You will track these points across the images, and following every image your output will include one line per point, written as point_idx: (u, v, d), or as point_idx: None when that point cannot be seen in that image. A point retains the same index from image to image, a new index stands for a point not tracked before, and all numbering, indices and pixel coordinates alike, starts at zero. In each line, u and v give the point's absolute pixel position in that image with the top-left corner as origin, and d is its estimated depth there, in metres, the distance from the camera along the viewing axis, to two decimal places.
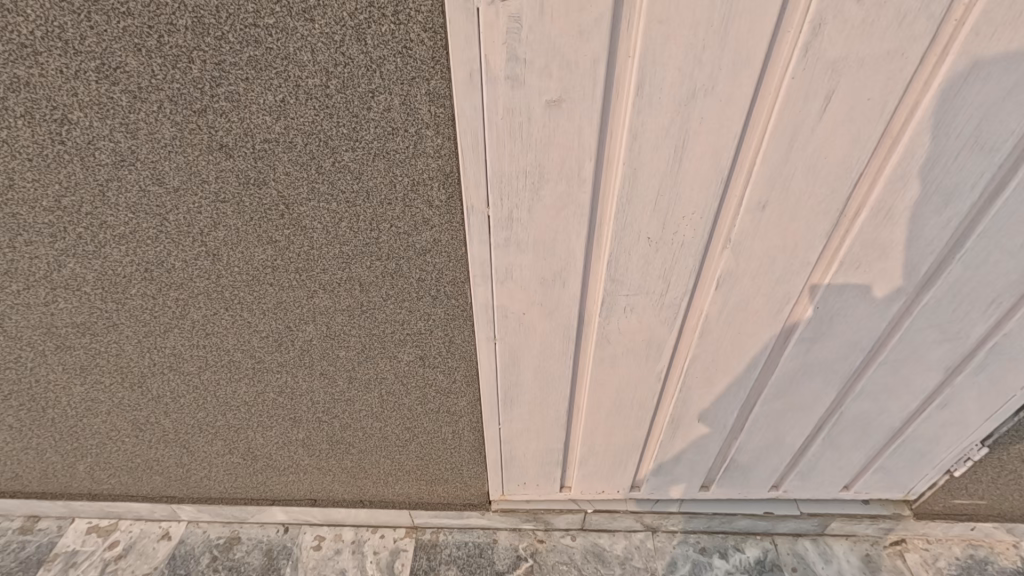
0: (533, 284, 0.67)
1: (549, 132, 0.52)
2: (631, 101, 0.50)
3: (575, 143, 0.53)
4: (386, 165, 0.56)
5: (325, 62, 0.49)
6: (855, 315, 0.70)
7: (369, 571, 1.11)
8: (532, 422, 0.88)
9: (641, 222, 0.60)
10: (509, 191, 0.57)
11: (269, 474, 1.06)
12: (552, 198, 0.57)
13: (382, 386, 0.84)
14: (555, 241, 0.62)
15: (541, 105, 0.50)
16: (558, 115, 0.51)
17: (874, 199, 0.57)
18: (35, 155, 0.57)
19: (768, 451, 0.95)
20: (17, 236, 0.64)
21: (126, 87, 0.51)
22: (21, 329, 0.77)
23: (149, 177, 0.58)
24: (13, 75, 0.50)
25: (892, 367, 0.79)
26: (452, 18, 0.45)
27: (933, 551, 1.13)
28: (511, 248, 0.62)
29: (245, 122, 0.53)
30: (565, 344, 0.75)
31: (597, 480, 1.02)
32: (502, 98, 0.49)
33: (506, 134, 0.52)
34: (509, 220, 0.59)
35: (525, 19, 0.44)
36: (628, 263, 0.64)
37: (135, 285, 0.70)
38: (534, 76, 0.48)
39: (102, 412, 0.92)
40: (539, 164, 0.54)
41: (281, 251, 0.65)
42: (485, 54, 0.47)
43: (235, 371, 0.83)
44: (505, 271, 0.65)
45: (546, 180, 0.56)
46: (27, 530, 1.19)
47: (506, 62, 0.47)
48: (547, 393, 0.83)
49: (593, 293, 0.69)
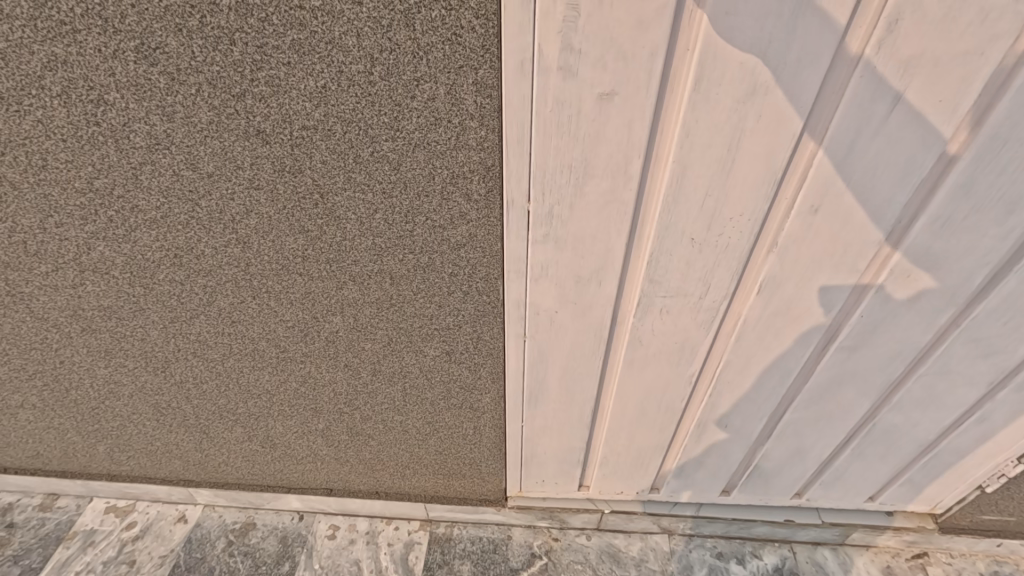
0: (568, 283, 0.65)
1: (598, 126, 0.50)
2: (688, 96, 0.48)
3: (624, 138, 0.51)
4: (426, 156, 0.55)
5: (370, 48, 0.47)
6: (899, 325, 0.68)
7: (383, 562, 1.11)
8: (555, 420, 0.87)
9: (686, 223, 0.58)
10: (551, 186, 0.55)
11: (287, 462, 1.06)
12: (594, 195, 0.56)
13: (406, 379, 0.83)
14: (595, 239, 0.60)
15: (592, 98, 0.48)
16: (609, 109, 0.49)
17: (932, 207, 0.55)
18: (70, 137, 0.56)
19: (794, 459, 0.93)
20: (49, 217, 0.64)
21: (164, 69, 0.50)
22: (48, 311, 0.77)
23: (183, 161, 0.57)
24: (51, 54, 0.49)
25: (932, 380, 0.76)
26: (506, 5, 0.43)
27: (956, 566, 1.10)
28: (549, 245, 0.61)
29: (284, 108, 0.52)
30: (596, 344, 0.73)
31: (616, 481, 1.01)
32: (552, 89, 0.47)
33: (553, 128, 0.50)
34: (549, 216, 0.58)
35: (583, 7, 0.42)
36: (669, 264, 0.62)
37: (164, 271, 0.69)
38: (588, 67, 0.46)
39: (125, 395, 0.92)
40: (585, 160, 0.53)
41: (312, 241, 0.64)
42: (539, 43, 0.45)
43: (258, 359, 0.82)
44: (541, 266, 0.63)
45: (590, 177, 0.54)
46: (46, 508, 1.20)
47: (560, 52, 0.45)
48: (574, 393, 0.81)
49: (629, 294, 0.67)
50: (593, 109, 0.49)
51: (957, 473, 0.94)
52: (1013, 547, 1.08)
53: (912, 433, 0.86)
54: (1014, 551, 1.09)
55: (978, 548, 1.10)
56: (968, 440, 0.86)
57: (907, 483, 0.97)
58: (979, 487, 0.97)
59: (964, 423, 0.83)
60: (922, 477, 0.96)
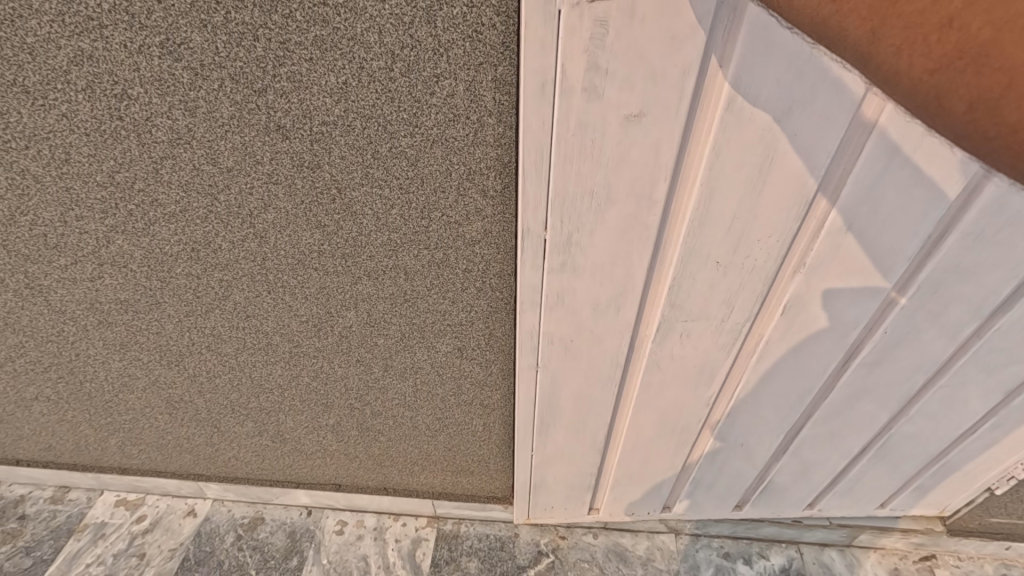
0: (586, 308, 0.66)
1: (623, 149, 0.51)
2: (718, 115, 0.48)
3: (650, 161, 0.51)
4: (443, 152, 0.55)
5: (391, 44, 0.48)
6: (922, 338, 0.68)
7: (390, 558, 1.12)
8: (567, 444, 0.88)
9: (710, 246, 0.58)
10: (572, 212, 0.56)
11: (297, 457, 1.07)
12: (617, 219, 0.56)
13: (417, 375, 0.84)
14: (618, 260, 0.60)
15: (618, 120, 0.49)
16: (635, 130, 0.49)
17: (965, 224, 0.53)
18: (93, 130, 0.57)
19: (810, 471, 0.93)
20: (69, 210, 0.65)
21: (188, 65, 0.50)
22: (65, 303, 0.78)
23: (204, 156, 0.58)
24: (77, 48, 0.50)
25: (949, 389, 0.76)
26: (532, 24, 0.43)
27: (963, 569, 1.10)
28: (567, 271, 0.62)
29: (305, 103, 0.52)
30: (613, 365, 0.74)
31: (626, 503, 1.01)
32: (577, 111, 0.48)
33: (577, 150, 0.51)
34: (569, 236, 0.58)
35: (612, 25, 0.43)
36: (691, 287, 0.63)
37: (181, 265, 0.70)
38: (615, 87, 0.46)
39: (138, 389, 0.93)
40: (609, 183, 0.53)
41: (329, 236, 0.65)
42: (564, 63, 0.45)
43: (271, 354, 0.83)
44: (561, 290, 0.64)
45: (613, 200, 0.55)
46: (57, 500, 1.21)
47: (587, 72, 0.45)
48: (589, 413, 0.82)
49: (649, 314, 0.68)
50: (619, 131, 0.49)
51: (968, 477, 0.94)
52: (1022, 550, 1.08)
53: (926, 440, 0.86)
54: None
55: (986, 551, 1.10)
56: (982, 446, 0.86)
57: (921, 489, 0.97)
58: (988, 490, 0.96)
59: (978, 430, 0.83)
60: (933, 484, 0.96)
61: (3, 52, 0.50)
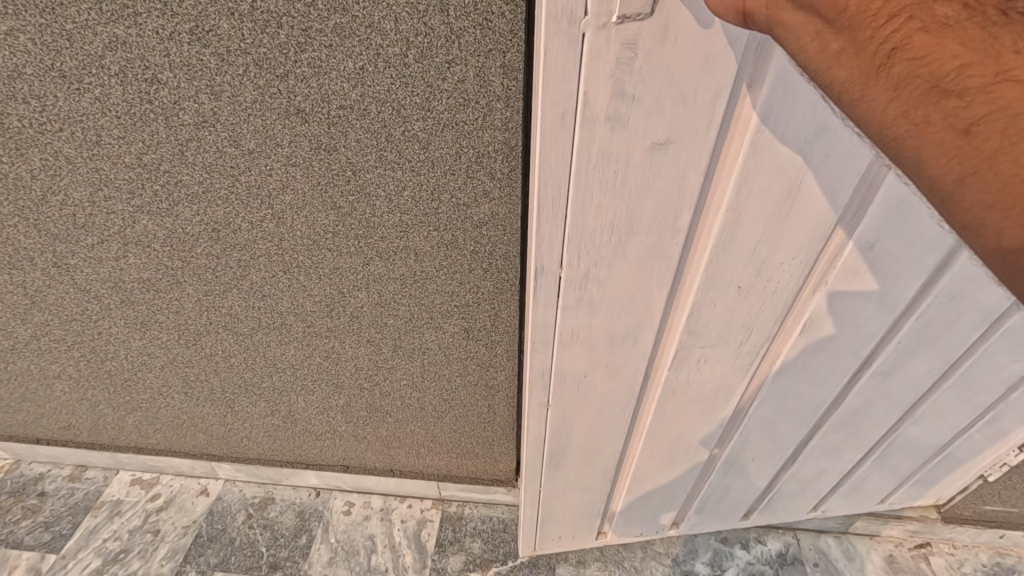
0: (602, 340, 0.67)
1: (647, 178, 0.50)
2: (747, 140, 0.48)
3: (675, 190, 0.51)
4: (454, 136, 0.58)
5: (407, 32, 0.51)
6: (931, 343, 0.70)
7: (396, 538, 1.15)
8: (578, 470, 0.89)
9: (732, 270, 0.59)
10: (592, 245, 0.56)
11: (306, 438, 1.10)
12: (639, 249, 0.57)
13: (425, 356, 0.87)
14: (639, 286, 0.61)
15: (644, 148, 0.48)
16: (661, 157, 0.49)
17: None
18: (124, 114, 0.60)
19: (818, 477, 0.96)
20: (98, 190, 0.68)
21: (216, 50, 0.54)
22: (91, 282, 0.81)
23: (227, 138, 0.61)
24: (113, 35, 0.53)
25: (952, 387, 0.79)
26: (551, 49, 0.41)
27: (958, 557, 1.12)
28: (583, 305, 0.63)
29: (323, 88, 0.56)
30: (630, 387, 0.75)
31: (635, 523, 1.03)
32: (600, 139, 0.47)
33: (599, 181, 0.50)
34: (587, 265, 0.58)
35: (641, 48, 0.41)
36: (710, 312, 0.64)
37: (202, 245, 0.73)
38: (641, 114, 0.45)
39: (156, 367, 0.97)
40: (631, 213, 0.53)
41: (343, 217, 0.68)
42: (586, 89, 0.44)
43: (285, 334, 0.86)
44: (576, 324, 0.65)
45: (636, 231, 0.55)
46: (75, 478, 1.25)
47: (612, 98, 0.44)
48: (602, 434, 0.82)
49: (669, 335, 0.68)
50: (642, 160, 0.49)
51: (964, 467, 0.96)
52: (1016, 538, 1.10)
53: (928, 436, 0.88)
54: (1017, 543, 1.11)
55: (980, 539, 1.12)
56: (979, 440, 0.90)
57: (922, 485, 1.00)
58: (981, 477, 0.98)
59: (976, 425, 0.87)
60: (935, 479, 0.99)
61: (43, 38, 0.54)
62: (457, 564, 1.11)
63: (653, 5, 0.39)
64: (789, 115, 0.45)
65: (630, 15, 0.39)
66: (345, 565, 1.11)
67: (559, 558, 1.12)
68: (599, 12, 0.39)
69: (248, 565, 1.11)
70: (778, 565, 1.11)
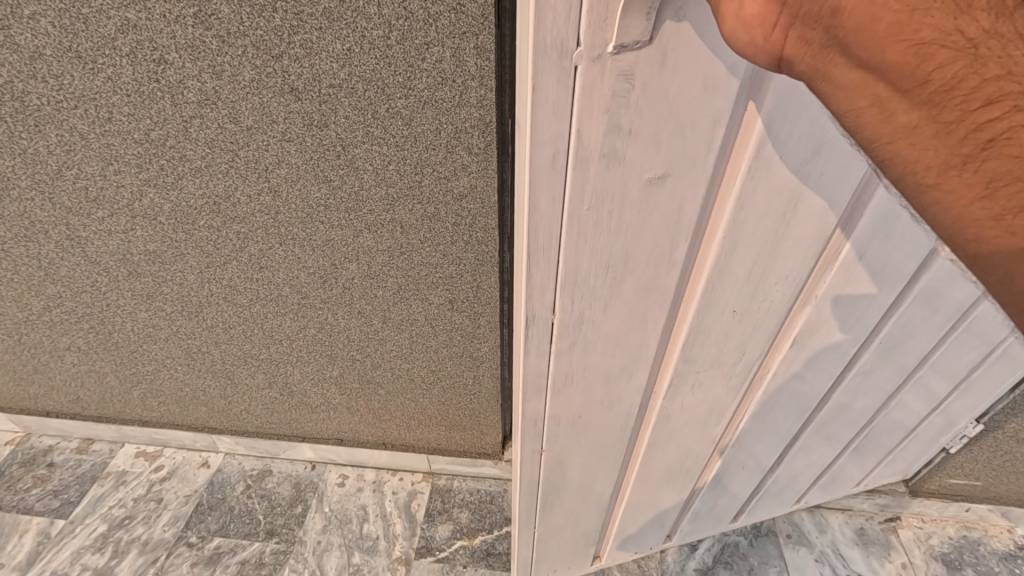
0: (597, 375, 0.65)
1: (643, 212, 0.48)
2: (744, 167, 0.46)
3: (671, 221, 0.50)
4: (434, 113, 0.64)
5: (389, 16, 0.56)
6: (904, 339, 0.73)
7: (388, 508, 1.20)
8: (573, 502, 0.87)
9: (729, 296, 0.58)
10: (586, 285, 0.54)
11: (302, 411, 1.16)
12: (635, 284, 0.55)
13: (413, 327, 0.92)
14: (635, 320, 0.59)
15: (640, 183, 0.46)
16: (657, 191, 0.47)
17: None
18: (133, 92, 0.66)
19: (802, 473, 0.99)
20: (109, 165, 0.74)
21: (217, 33, 0.59)
22: (100, 255, 0.87)
23: (227, 116, 0.67)
24: (125, 19, 0.59)
25: (920, 375, 0.83)
26: (541, 81, 0.39)
27: (926, 530, 1.17)
28: (578, 345, 0.61)
29: (315, 68, 0.61)
30: (624, 418, 0.73)
31: (630, 545, 1.02)
32: (595, 175, 0.45)
33: (593, 219, 0.48)
34: (581, 306, 0.56)
35: (637, 79, 0.39)
36: (706, 339, 0.63)
37: (204, 217, 0.79)
38: (636, 148, 0.43)
39: (161, 339, 1.02)
40: (627, 250, 0.51)
41: (334, 190, 0.73)
42: (580, 127, 0.41)
43: (282, 305, 0.92)
44: (570, 364, 0.63)
45: (632, 267, 0.53)
46: (82, 450, 1.31)
47: (607, 134, 0.42)
48: (598, 466, 0.81)
49: (664, 363, 0.67)
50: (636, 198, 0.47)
51: (929, 444, 1.01)
52: (980, 511, 1.15)
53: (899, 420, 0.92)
54: (982, 516, 1.16)
55: (947, 512, 1.17)
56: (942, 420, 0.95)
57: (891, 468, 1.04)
58: (943, 450, 1.04)
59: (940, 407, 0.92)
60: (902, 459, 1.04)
61: (62, 22, 0.59)
62: (445, 533, 1.16)
63: (651, 34, 0.36)
64: (786, 136, 0.44)
65: (626, 44, 0.37)
66: (338, 532, 1.17)
67: None
68: (593, 45, 0.37)
69: (246, 532, 1.17)
70: (753, 536, 1.16)
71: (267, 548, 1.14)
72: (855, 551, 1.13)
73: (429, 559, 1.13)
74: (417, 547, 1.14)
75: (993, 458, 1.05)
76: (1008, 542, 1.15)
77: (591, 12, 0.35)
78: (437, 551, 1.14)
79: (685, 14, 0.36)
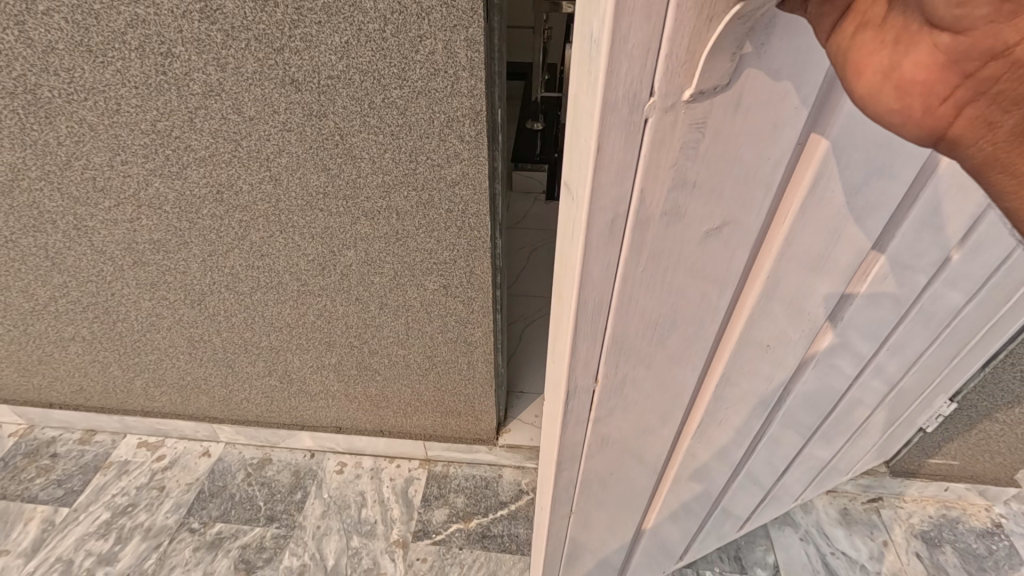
0: (632, 424, 0.61)
1: (697, 264, 0.44)
2: (800, 208, 0.42)
3: (723, 270, 0.46)
4: (427, 102, 0.67)
5: (384, 10, 0.60)
6: (911, 345, 0.71)
7: (385, 494, 1.23)
8: (597, 538, 0.84)
9: (770, 337, 0.54)
10: (631, 339, 0.50)
11: (302, 399, 1.19)
12: (680, 334, 0.51)
13: (409, 313, 0.96)
14: (676, 371, 0.55)
15: (697, 236, 0.42)
16: (713, 240, 0.42)
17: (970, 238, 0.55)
18: (141, 85, 0.69)
19: (804, 475, 0.98)
20: (116, 155, 0.77)
21: (222, 27, 0.63)
22: (106, 244, 0.90)
23: (231, 107, 0.70)
24: (134, 14, 0.62)
25: (916, 372, 0.82)
26: (607, 134, 0.34)
27: (907, 509, 1.20)
28: (617, 399, 0.56)
29: (314, 60, 0.65)
30: (653, 463, 0.69)
31: (648, 566, 1.00)
32: (652, 231, 0.40)
33: (645, 275, 0.44)
34: (623, 361, 0.52)
35: (709, 129, 0.35)
36: (742, 379, 0.59)
37: (208, 206, 0.82)
38: (698, 201, 0.39)
39: (164, 328, 1.05)
40: (676, 303, 0.47)
41: (332, 178, 0.77)
42: (642, 183, 0.37)
43: (282, 293, 0.95)
44: (606, 416, 0.59)
45: (679, 319, 0.49)
46: (85, 441, 1.33)
47: (669, 188, 0.37)
48: (621, 505, 0.77)
49: (697, 407, 0.62)
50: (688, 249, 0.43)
51: (909, 425, 1.03)
52: (958, 490, 1.20)
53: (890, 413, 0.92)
54: (960, 495, 1.20)
55: (927, 492, 1.21)
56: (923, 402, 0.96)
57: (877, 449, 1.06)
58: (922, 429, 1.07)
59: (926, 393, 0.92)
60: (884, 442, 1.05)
61: (74, 17, 0.63)
62: (442, 516, 1.19)
63: (731, 78, 0.32)
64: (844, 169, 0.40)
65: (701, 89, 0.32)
66: (337, 517, 1.20)
67: None
68: (664, 95, 0.32)
69: (247, 518, 1.19)
70: None
71: (267, 532, 1.17)
72: (839, 530, 1.17)
73: (426, 542, 1.16)
74: (415, 531, 1.17)
75: (967, 437, 1.09)
76: (985, 520, 1.19)
77: (667, 59, 0.31)
78: (434, 534, 1.17)
79: (766, 55, 0.32)
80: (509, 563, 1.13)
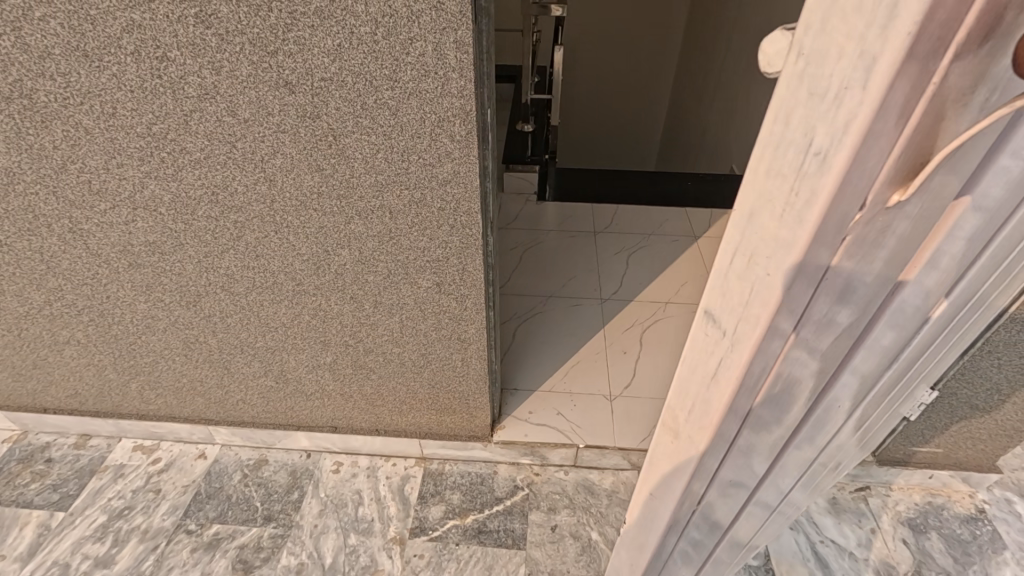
0: (755, 458, 0.60)
1: (867, 306, 0.42)
2: (967, 246, 0.39)
3: (887, 310, 0.43)
4: (418, 103, 0.69)
5: (375, 14, 0.62)
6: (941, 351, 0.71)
7: (382, 492, 1.25)
8: (685, 552, 0.83)
9: (899, 366, 0.52)
10: (785, 379, 0.48)
11: (297, 399, 1.20)
12: (830, 371, 0.49)
13: (403, 311, 0.97)
14: (813, 409, 0.53)
15: (877, 279, 0.40)
16: (887, 282, 0.41)
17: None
18: (136, 88, 0.70)
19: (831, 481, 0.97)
20: (112, 158, 0.78)
21: (217, 31, 0.64)
22: (102, 247, 0.91)
23: (225, 109, 0.72)
24: (130, 19, 0.64)
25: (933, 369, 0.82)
26: (825, 182, 0.33)
27: (894, 497, 1.23)
28: (755, 431, 0.55)
29: (308, 63, 0.67)
30: (756, 493, 0.68)
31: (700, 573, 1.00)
32: (841, 278, 0.39)
33: (820, 318, 0.42)
34: (774, 397, 0.50)
35: (920, 175, 0.33)
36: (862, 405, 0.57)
37: (203, 207, 0.84)
38: (888, 245, 0.37)
39: (159, 330, 1.06)
40: (836, 344, 0.45)
41: (326, 179, 0.78)
42: (848, 232, 0.36)
43: (277, 293, 0.96)
44: (739, 446, 0.58)
45: (832, 358, 0.47)
46: (80, 446, 1.34)
47: (867, 235, 0.36)
48: (717, 527, 0.76)
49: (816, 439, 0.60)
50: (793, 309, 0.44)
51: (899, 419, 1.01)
52: (943, 478, 1.23)
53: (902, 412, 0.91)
54: (945, 483, 1.23)
55: (913, 480, 1.24)
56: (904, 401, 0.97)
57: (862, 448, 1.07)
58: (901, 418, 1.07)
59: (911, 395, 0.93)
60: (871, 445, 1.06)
61: (71, 23, 0.64)
62: (438, 513, 1.21)
63: (960, 121, 0.31)
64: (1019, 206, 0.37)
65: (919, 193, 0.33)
66: (334, 516, 1.21)
67: (532, 506, 1.22)
68: (870, 203, 0.34)
69: (244, 518, 1.20)
70: None
71: (265, 532, 1.18)
72: (829, 519, 1.19)
73: (423, 538, 1.17)
74: (411, 527, 1.18)
75: (950, 425, 1.12)
76: (969, 507, 1.22)
77: (920, 114, 0.30)
78: (431, 530, 1.18)
79: (997, 94, 0.30)
80: (506, 558, 1.14)
